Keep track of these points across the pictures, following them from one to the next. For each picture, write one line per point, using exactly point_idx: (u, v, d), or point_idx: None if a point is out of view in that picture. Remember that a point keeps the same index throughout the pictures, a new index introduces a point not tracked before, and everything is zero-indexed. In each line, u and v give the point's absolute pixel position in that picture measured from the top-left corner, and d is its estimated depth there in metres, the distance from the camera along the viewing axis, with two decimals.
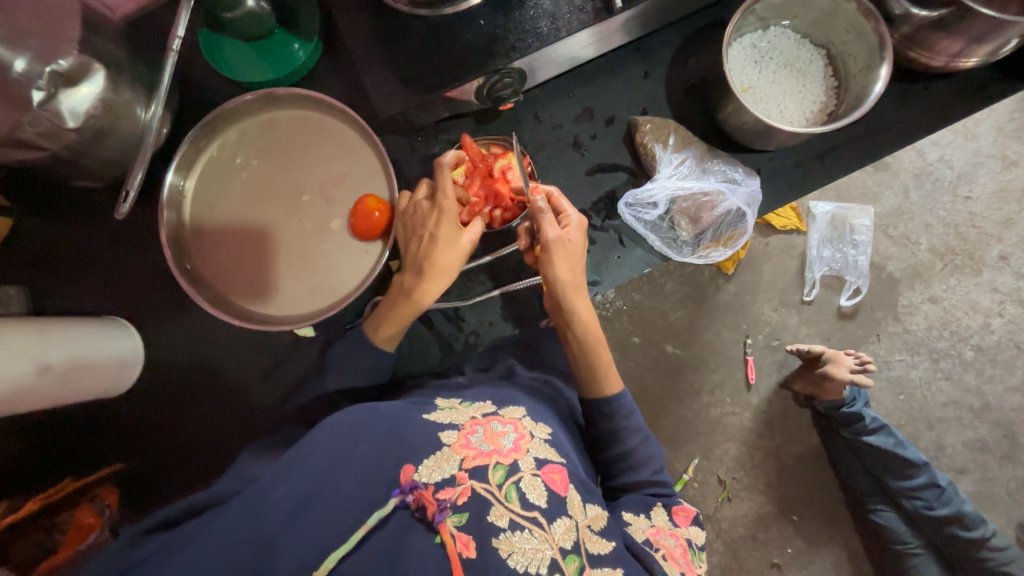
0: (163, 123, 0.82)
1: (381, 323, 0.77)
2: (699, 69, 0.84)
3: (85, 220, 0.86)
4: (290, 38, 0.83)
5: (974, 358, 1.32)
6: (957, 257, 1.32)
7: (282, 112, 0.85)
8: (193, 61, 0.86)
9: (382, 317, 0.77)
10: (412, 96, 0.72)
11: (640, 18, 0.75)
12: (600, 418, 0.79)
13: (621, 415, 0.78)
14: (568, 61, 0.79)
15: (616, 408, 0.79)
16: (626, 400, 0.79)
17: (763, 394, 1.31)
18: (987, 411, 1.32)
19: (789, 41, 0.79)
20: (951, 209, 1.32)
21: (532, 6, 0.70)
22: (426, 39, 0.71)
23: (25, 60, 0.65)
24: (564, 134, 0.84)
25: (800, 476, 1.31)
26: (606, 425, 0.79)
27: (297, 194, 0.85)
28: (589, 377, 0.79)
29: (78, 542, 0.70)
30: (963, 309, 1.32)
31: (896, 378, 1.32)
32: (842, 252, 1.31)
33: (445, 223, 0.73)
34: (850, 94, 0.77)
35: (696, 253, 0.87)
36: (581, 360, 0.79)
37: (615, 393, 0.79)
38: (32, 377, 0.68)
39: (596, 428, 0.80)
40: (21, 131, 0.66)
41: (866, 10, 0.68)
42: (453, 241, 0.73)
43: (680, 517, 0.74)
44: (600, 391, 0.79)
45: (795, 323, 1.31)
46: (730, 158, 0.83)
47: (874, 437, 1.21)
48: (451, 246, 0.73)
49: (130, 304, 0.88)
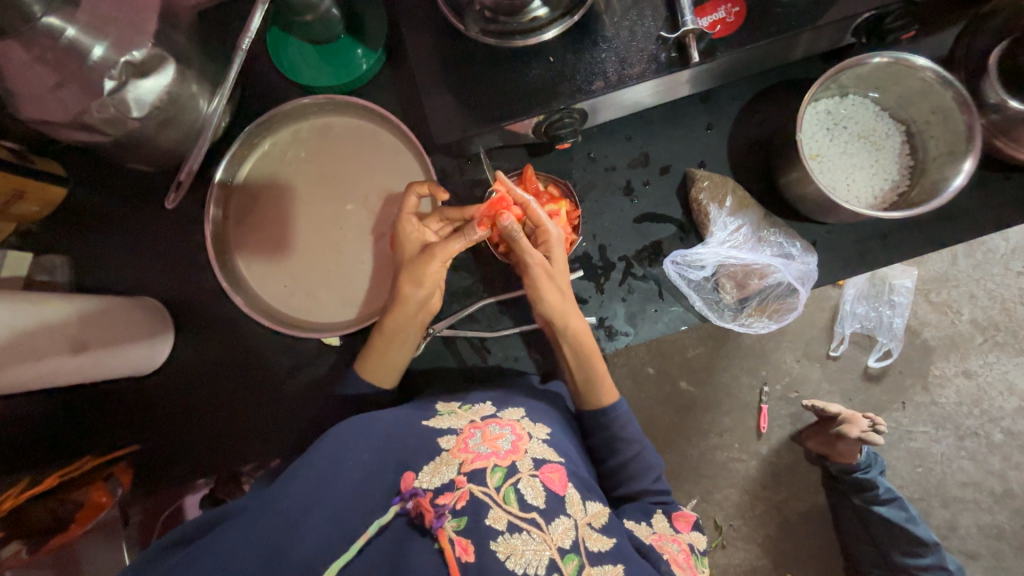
0: (223, 117, 0.84)
1: (365, 352, 0.78)
2: (762, 128, 0.83)
3: (136, 200, 0.89)
4: (355, 45, 0.83)
5: (1003, 441, 1.25)
6: (1000, 333, 1.24)
7: (336, 118, 0.86)
8: (256, 56, 0.87)
9: (372, 352, 0.77)
10: (470, 123, 0.71)
11: (712, 72, 0.72)
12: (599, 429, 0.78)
13: (618, 425, 0.76)
14: (630, 105, 0.77)
15: (614, 418, 0.77)
16: (622, 409, 0.77)
17: (773, 445, 1.26)
18: (1009, 498, 1.25)
19: (868, 112, 0.79)
20: (1001, 283, 1.23)
21: (605, 48, 0.68)
22: (492, 68, 0.70)
23: (103, 47, 0.63)
24: (615, 177, 0.84)
25: (801, 535, 1.26)
26: (610, 436, 0.76)
27: (340, 202, 0.86)
28: (589, 394, 0.77)
29: (87, 521, 0.77)
30: (998, 389, 1.24)
31: (916, 450, 1.25)
32: (877, 312, 1.22)
33: (398, 239, 0.76)
34: (925, 177, 0.76)
35: (736, 320, 0.85)
36: (580, 376, 0.77)
37: (610, 404, 0.77)
38: (68, 357, 0.68)
39: (597, 439, 0.78)
40: (88, 116, 0.67)
41: (961, 98, 0.67)
42: (405, 258, 0.75)
43: (682, 522, 0.71)
44: (596, 405, 0.77)
45: (817, 378, 1.25)
46: (789, 230, 0.82)
47: (886, 508, 1.15)
48: (415, 275, 0.73)
49: (166, 285, 0.90)
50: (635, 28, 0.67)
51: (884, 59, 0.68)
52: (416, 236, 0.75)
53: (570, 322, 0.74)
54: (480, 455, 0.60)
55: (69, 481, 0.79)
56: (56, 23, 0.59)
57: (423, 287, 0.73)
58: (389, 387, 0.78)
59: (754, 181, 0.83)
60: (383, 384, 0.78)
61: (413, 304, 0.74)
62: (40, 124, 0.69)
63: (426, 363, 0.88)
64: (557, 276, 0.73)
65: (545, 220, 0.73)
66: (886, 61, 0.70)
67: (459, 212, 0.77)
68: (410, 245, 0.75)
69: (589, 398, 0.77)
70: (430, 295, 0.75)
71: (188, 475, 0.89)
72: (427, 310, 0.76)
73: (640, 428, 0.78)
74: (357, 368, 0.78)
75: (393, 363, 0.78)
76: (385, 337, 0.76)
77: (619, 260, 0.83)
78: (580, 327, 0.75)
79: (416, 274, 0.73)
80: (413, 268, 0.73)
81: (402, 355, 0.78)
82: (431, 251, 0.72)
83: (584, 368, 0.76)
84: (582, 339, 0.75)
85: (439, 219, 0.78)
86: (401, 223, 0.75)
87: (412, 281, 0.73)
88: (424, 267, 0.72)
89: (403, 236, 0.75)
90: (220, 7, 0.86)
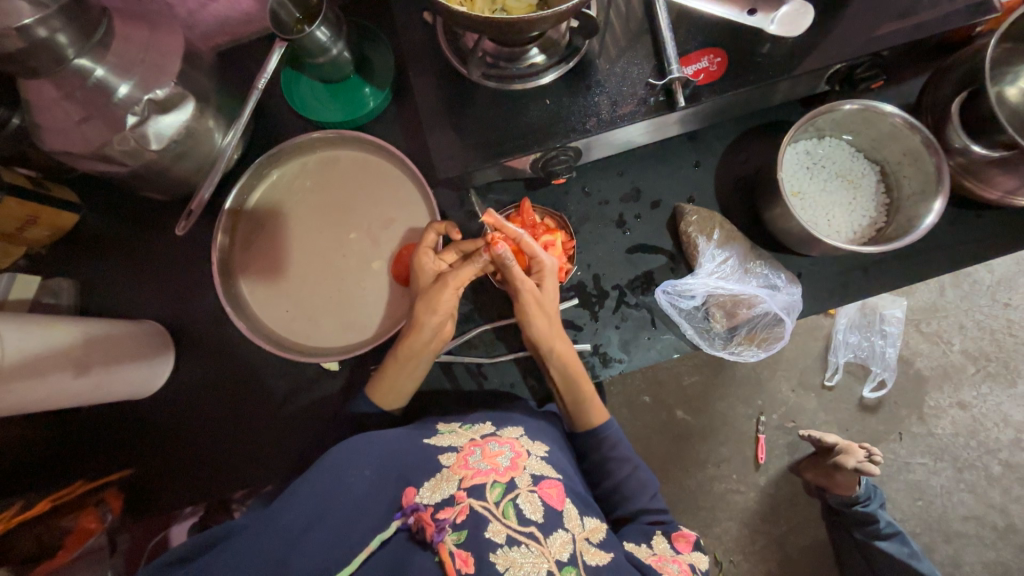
0: (236, 150, 0.88)
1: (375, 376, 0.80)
2: (747, 165, 0.88)
3: (147, 227, 0.92)
4: (363, 84, 0.88)
5: (1002, 473, 1.25)
6: (991, 364, 1.26)
7: (343, 151, 0.90)
8: (269, 92, 0.92)
9: (376, 374, 0.80)
10: (471, 159, 0.75)
11: (699, 114, 0.77)
12: (590, 450, 0.79)
13: (608, 445, 0.77)
14: (623, 144, 0.82)
15: (604, 438, 0.78)
16: (613, 430, 0.78)
17: (772, 476, 1.26)
18: (1012, 533, 1.24)
19: (844, 152, 0.84)
20: (988, 314, 1.27)
21: (598, 93, 0.73)
22: (492, 109, 0.74)
23: (128, 85, 0.68)
24: (609, 210, 0.88)
25: (803, 570, 1.25)
26: (607, 455, 0.77)
27: (344, 230, 0.89)
28: (579, 416, 0.78)
29: (77, 547, 0.76)
30: (993, 420, 1.26)
31: (915, 482, 1.25)
32: (869, 341, 1.25)
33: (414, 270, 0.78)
34: (900, 215, 0.81)
35: (726, 348, 0.87)
36: (571, 399, 0.78)
37: (600, 424, 0.78)
38: (71, 379, 0.70)
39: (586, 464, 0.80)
40: (108, 148, 0.71)
41: (928, 142, 0.72)
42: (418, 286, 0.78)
43: (682, 543, 0.70)
44: (588, 425, 0.78)
45: (813, 408, 1.26)
46: (773, 261, 0.86)
47: (888, 543, 1.15)
48: (433, 307, 0.75)
49: (172, 310, 0.91)
50: (625, 75, 0.73)
51: (855, 106, 0.73)
52: (432, 267, 0.78)
53: (554, 345, 0.75)
54: (480, 472, 0.61)
55: (58, 508, 0.79)
56: (87, 64, 0.65)
57: (438, 315, 0.75)
58: (396, 409, 0.80)
59: (741, 215, 0.88)
60: (389, 408, 0.80)
61: (427, 330, 0.76)
62: (61, 155, 0.73)
63: (424, 389, 0.89)
64: (548, 307, 0.76)
65: (538, 252, 0.76)
66: (858, 108, 0.75)
67: (471, 244, 0.79)
68: (426, 277, 0.78)
69: (580, 419, 0.78)
70: (443, 322, 0.77)
71: (176, 503, 0.88)
72: (440, 337, 0.78)
73: (630, 449, 0.79)
74: (366, 390, 0.81)
75: (397, 388, 0.79)
76: (397, 362, 0.77)
77: (613, 289, 0.86)
78: (567, 352, 0.76)
79: (434, 304, 0.75)
80: (428, 297, 0.75)
81: (409, 381, 0.79)
82: (444, 280, 0.75)
83: (574, 393, 0.77)
84: (570, 364, 0.76)
85: (455, 251, 0.79)
86: (419, 256, 0.78)
87: (427, 309, 0.76)
88: (438, 295, 0.75)
89: (418, 267, 0.78)
90: (239, 49, 0.91)
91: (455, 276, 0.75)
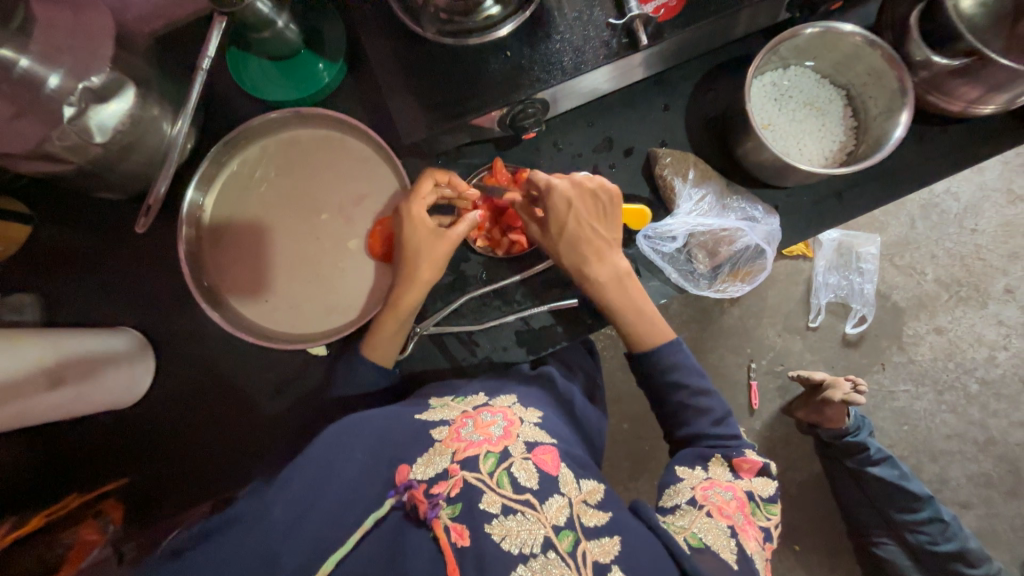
0: (189, 139, 0.83)
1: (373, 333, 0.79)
2: (716, 105, 0.87)
3: (105, 233, 0.87)
4: (315, 59, 0.84)
5: (979, 391, 1.31)
6: (962, 289, 1.31)
7: (303, 131, 0.87)
8: (216, 75, 0.87)
9: (377, 333, 0.79)
10: (436, 120, 0.72)
11: (663, 53, 0.76)
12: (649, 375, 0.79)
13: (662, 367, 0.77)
14: (588, 93, 0.80)
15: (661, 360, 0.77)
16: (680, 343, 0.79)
17: (765, 419, 1.30)
18: (991, 446, 1.31)
19: (809, 81, 0.84)
20: (957, 241, 1.31)
21: (559, 39, 0.71)
22: (451, 67, 0.72)
23: (58, 75, 0.64)
24: (583, 163, 0.87)
25: (802, 504, 1.30)
26: (648, 381, 0.79)
27: (315, 211, 0.87)
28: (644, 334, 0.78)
29: (80, 561, 0.72)
30: (968, 341, 1.31)
31: (900, 409, 1.30)
32: (848, 280, 1.29)
33: (411, 225, 0.76)
34: (868, 135, 0.82)
35: (711, 287, 0.88)
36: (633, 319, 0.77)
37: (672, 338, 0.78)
38: (47, 392, 0.66)
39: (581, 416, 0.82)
40: (48, 144, 0.65)
41: (889, 57, 0.72)
42: (418, 243, 0.76)
43: (743, 470, 0.71)
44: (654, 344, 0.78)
45: (799, 349, 1.30)
46: (749, 194, 0.86)
47: (879, 468, 1.18)
48: (435, 262, 0.76)
49: (145, 316, 0.88)
50: (585, 19, 0.71)
51: (816, 29, 0.73)
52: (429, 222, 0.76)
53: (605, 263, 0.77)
54: (473, 443, 0.61)
55: (54, 522, 0.76)
56: (10, 54, 0.61)
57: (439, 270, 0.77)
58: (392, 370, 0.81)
59: (714, 157, 0.87)
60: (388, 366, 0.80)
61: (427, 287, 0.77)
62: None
63: (416, 366, 0.88)
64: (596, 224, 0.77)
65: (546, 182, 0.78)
66: (819, 31, 0.75)
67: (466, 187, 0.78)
68: (427, 231, 0.76)
69: (646, 339, 0.78)
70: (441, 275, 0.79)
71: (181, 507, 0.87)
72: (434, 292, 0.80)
73: (711, 381, 0.78)
74: (364, 349, 0.80)
75: (395, 345, 0.80)
76: (398, 319, 0.78)
77: None
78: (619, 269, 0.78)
79: (433, 258, 0.76)
80: (432, 253, 0.76)
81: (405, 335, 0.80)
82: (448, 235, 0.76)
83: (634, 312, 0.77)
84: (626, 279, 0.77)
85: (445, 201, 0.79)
86: (415, 208, 0.76)
87: (430, 265, 0.76)
88: (441, 250, 0.76)
89: (417, 223, 0.76)
90: (178, 32, 0.86)
91: (457, 232, 0.76)
